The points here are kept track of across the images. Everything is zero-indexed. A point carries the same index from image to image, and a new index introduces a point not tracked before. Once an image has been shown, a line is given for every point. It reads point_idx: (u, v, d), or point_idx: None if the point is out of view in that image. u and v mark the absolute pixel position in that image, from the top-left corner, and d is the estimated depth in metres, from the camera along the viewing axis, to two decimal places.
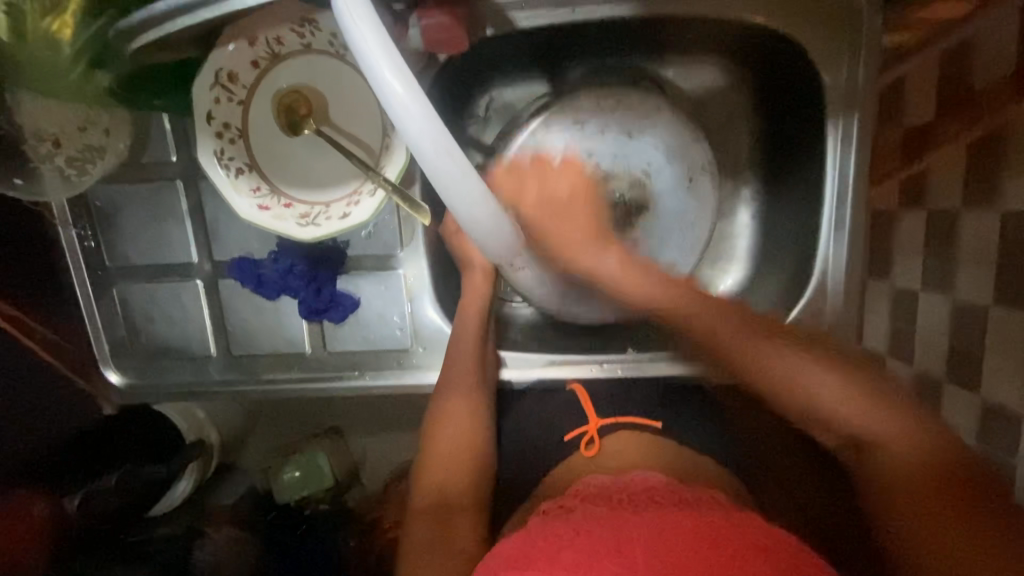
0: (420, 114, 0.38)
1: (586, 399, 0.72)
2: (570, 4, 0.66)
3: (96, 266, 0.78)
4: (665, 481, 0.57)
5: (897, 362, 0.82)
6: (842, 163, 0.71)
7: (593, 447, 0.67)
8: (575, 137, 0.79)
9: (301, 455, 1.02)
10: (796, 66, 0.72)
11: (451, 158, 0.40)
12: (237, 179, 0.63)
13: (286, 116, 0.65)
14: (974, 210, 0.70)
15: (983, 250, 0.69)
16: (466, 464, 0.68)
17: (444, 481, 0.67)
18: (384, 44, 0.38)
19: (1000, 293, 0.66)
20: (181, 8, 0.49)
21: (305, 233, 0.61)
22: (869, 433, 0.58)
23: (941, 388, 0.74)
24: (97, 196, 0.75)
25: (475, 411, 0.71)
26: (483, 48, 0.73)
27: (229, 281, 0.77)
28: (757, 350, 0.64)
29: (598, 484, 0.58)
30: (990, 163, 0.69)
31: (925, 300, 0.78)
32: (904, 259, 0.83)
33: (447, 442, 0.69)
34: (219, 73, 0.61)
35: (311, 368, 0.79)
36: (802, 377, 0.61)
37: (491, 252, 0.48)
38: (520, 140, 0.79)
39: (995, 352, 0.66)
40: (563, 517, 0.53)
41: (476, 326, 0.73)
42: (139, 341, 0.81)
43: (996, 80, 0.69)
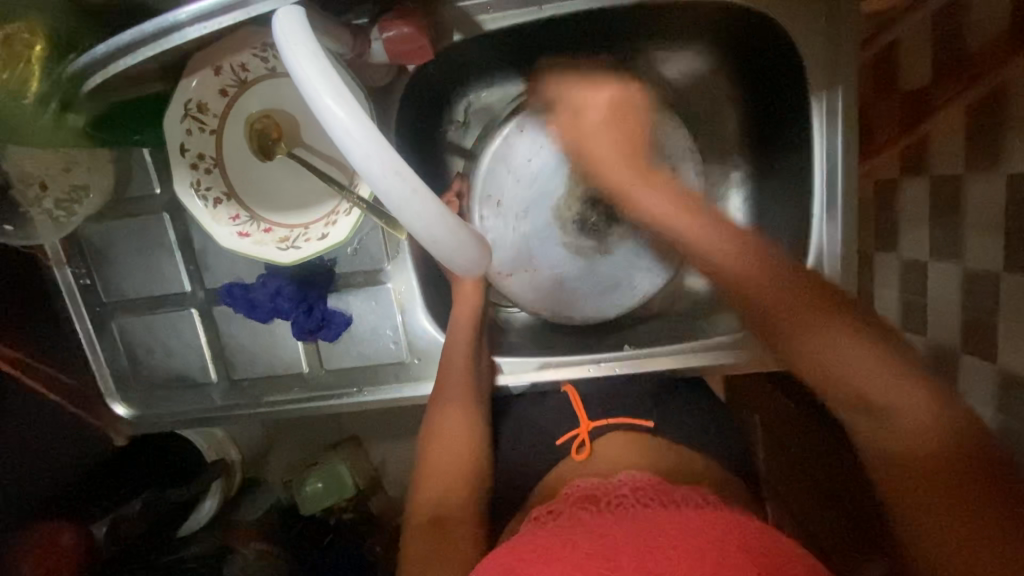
0: (363, 136, 0.37)
1: (576, 402, 0.72)
2: (537, 2, 0.65)
3: (94, 303, 0.80)
4: (651, 479, 0.56)
5: (912, 336, 0.79)
6: (830, 140, 0.68)
7: (584, 452, 0.67)
8: (552, 141, 0.81)
9: (321, 466, 1.01)
10: (777, 43, 0.69)
11: (401, 176, 0.38)
12: (217, 209, 0.63)
13: (258, 140, 0.65)
14: (979, 175, 0.68)
15: (991, 215, 0.66)
16: (465, 472, 0.68)
17: (447, 493, 0.66)
18: (321, 70, 0.37)
19: (1011, 258, 0.63)
20: (122, 49, 0.48)
21: (287, 256, 0.62)
22: (881, 393, 0.55)
23: (957, 360, 0.72)
24: (87, 234, 0.77)
25: (475, 418, 0.71)
26: (453, 55, 0.72)
27: (222, 307, 0.78)
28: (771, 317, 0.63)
29: (583, 487, 0.57)
30: (993, 124, 0.66)
31: (935, 270, 0.75)
32: (911, 230, 0.80)
33: (445, 453, 0.69)
34: (188, 105, 0.61)
35: (310, 387, 0.80)
36: (824, 346, 0.59)
37: (461, 265, 0.47)
38: (495, 146, 0.81)
39: (1009, 319, 0.64)
40: (550, 526, 0.52)
41: (466, 337, 0.73)
42: (142, 372, 0.83)
43: (993, 40, 0.67)
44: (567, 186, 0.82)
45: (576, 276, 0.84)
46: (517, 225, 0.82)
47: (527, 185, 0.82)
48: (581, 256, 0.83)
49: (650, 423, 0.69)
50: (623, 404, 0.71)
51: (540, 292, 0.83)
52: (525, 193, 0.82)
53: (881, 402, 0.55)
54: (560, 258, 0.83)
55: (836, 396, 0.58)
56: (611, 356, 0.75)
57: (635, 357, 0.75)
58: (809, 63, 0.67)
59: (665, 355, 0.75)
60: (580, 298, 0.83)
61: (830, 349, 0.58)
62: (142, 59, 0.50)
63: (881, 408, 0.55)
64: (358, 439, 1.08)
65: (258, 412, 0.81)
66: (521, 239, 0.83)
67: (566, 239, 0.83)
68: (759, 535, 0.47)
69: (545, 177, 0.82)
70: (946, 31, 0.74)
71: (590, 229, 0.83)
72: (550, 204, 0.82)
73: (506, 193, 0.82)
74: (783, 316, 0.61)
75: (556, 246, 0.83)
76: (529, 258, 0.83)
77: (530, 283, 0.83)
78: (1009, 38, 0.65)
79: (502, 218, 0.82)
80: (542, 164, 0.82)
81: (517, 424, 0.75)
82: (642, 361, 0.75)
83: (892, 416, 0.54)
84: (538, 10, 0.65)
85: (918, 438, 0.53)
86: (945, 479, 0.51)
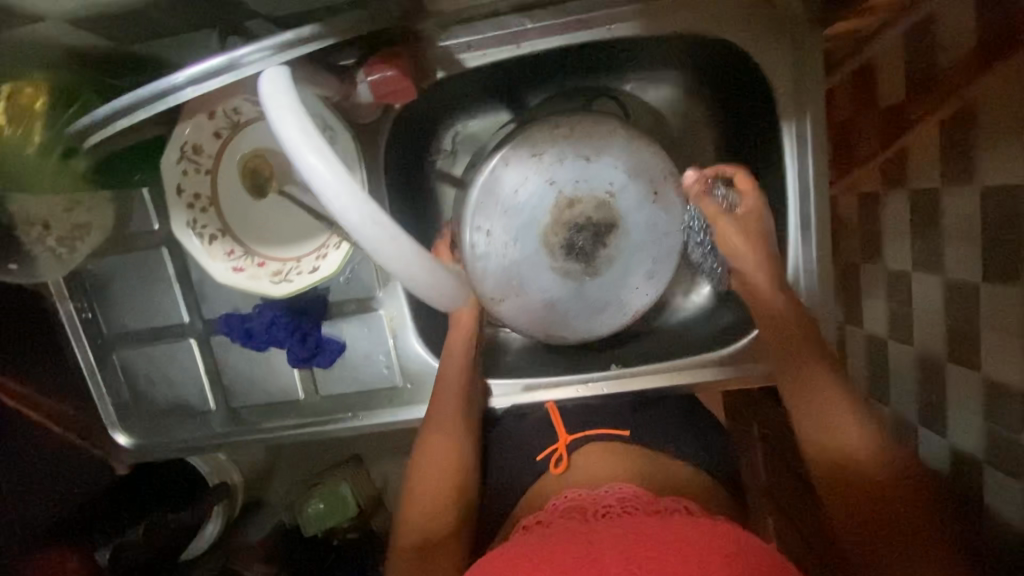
0: (342, 189, 0.40)
1: (556, 418, 0.74)
2: (516, 40, 0.68)
3: (95, 336, 0.82)
4: (637, 490, 0.58)
5: (900, 345, 0.80)
6: (801, 162, 0.71)
7: (562, 465, 0.68)
8: (534, 168, 0.77)
9: (323, 485, 1.01)
10: (747, 72, 0.72)
11: (379, 226, 0.41)
12: (212, 245, 0.66)
13: (251, 178, 0.68)
14: (955, 189, 0.69)
15: (967, 227, 0.67)
16: (448, 510, 0.68)
17: (430, 530, 0.67)
18: (303, 130, 0.40)
19: (988, 269, 0.64)
20: (117, 110, 0.50)
21: (280, 290, 0.65)
22: (848, 439, 0.62)
23: (943, 368, 0.72)
24: (89, 270, 0.79)
25: (460, 453, 0.72)
26: (439, 90, 0.75)
27: (219, 337, 0.80)
28: (789, 358, 0.67)
29: (572, 497, 0.59)
30: (964, 140, 0.68)
31: (918, 281, 0.76)
32: (893, 242, 0.81)
33: (429, 492, 0.69)
34: (183, 148, 0.64)
35: (306, 412, 0.82)
36: (819, 391, 0.64)
37: (440, 301, 0.50)
38: (480, 178, 0.77)
39: (988, 329, 0.65)
40: (537, 533, 0.54)
41: (461, 364, 0.74)
42: (144, 402, 0.85)
43: (959, 59, 0.68)
44: (553, 214, 0.78)
45: (566, 298, 0.82)
46: (503, 255, 0.79)
47: (511, 216, 0.78)
48: (570, 280, 0.80)
49: (628, 433, 0.71)
50: (608, 417, 0.73)
51: (530, 316, 0.81)
52: (509, 223, 0.78)
53: (849, 448, 0.62)
54: (549, 284, 0.80)
55: (811, 433, 0.64)
56: (597, 376, 0.79)
57: (617, 378, 0.78)
58: (778, 90, 0.70)
59: (647, 373, 0.78)
60: (570, 321, 0.82)
61: (816, 382, 0.65)
62: (136, 120, 0.52)
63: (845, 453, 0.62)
64: (360, 458, 1.09)
65: (256, 438, 0.83)
66: (509, 268, 0.79)
67: (553, 265, 0.80)
68: (734, 538, 0.49)
69: (528, 206, 0.78)
70: (916, 49, 0.76)
71: (578, 253, 0.80)
72: (536, 231, 0.79)
73: (490, 224, 0.78)
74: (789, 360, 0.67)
75: (545, 273, 0.80)
76: (517, 287, 0.80)
77: (521, 310, 0.81)
78: (971, 59, 0.66)
79: (487, 249, 0.78)
80: (527, 192, 0.77)
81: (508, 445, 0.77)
82: (624, 381, 0.78)
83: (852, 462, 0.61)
84: (518, 47, 0.69)
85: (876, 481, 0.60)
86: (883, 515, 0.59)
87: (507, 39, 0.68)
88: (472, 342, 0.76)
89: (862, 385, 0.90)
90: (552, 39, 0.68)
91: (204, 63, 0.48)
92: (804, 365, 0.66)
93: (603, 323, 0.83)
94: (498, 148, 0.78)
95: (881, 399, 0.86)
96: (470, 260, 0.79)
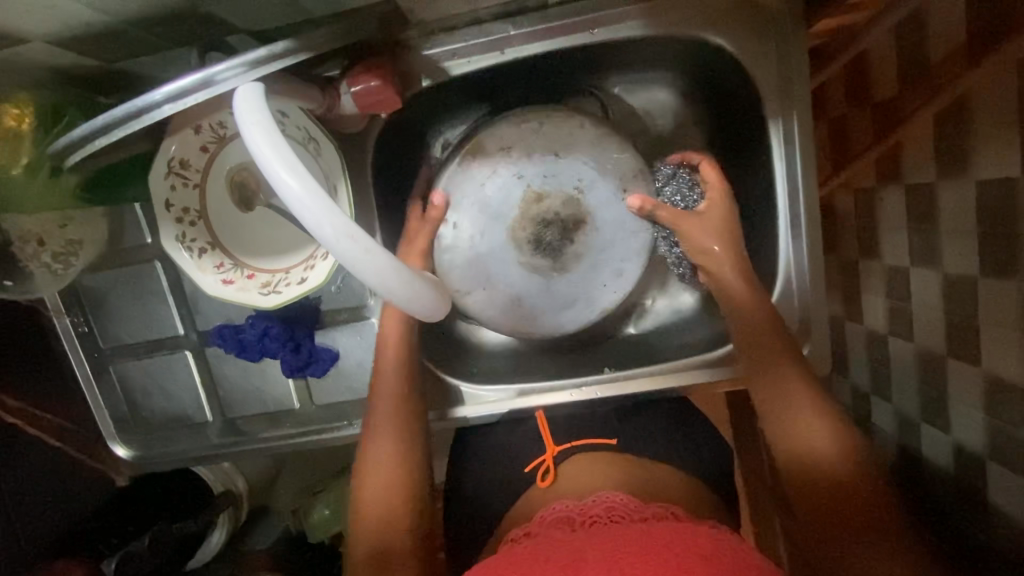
0: (315, 205, 0.41)
1: (545, 427, 0.76)
2: (498, 47, 0.68)
3: (92, 350, 0.83)
4: (623, 498, 0.58)
5: (900, 341, 0.79)
6: (789, 161, 0.71)
7: (548, 478, 0.70)
8: (504, 162, 0.80)
9: (330, 492, 1.04)
10: (732, 71, 0.72)
11: (353, 239, 0.43)
12: (202, 258, 0.67)
13: (238, 191, 0.69)
14: (950, 181, 0.68)
15: (964, 220, 0.66)
16: (392, 511, 0.66)
17: (376, 528, 0.65)
18: (278, 150, 0.42)
19: (987, 262, 0.63)
20: (97, 130, 0.51)
21: (269, 301, 0.65)
22: (816, 439, 0.61)
23: (945, 364, 0.71)
24: (83, 284, 0.80)
25: (406, 450, 0.70)
26: (428, 98, 0.75)
27: (214, 348, 0.81)
28: (767, 364, 0.66)
29: (557, 508, 0.59)
30: (960, 134, 0.67)
31: (916, 276, 0.75)
32: (891, 237, 0.80)
33: (376, 489, 0.67)
34: (171, 163, 0.64)
35: (302, 422, 0.82)
36: (791, 392, 0.64)
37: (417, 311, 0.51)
38: (450, 170, 0.80)
39: (989, 323, 0.64)
40: (524, 544, 0.55)
41: (398, 366, 0.72)
42: (141, 415, 0.85)
43: (951, 51, 0.67)
44: (521, 209, 0.80)
45: (533, 294, 0.83)
46: (472, 249, 0.81)
47: (482, 209, 0.80)
48: (536, 275, 0.83)
49: (614, 441, 0.73)
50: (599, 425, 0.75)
51: (498, 309, 0.83)
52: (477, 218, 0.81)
53: (817, 449, 0.61)
54: (517, 278, 0.82)
55: (783, 437, 0.63)
56: (591, 380, 0.76)
57: (612, 380, 0.76)
58: (763, 89, 0.70)
59: (642, 376, 0.75)
60: (540, 317, 0.83)
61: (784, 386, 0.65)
62: (115, 139, 0.52)
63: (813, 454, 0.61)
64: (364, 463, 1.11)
65: (253, 448, 0.83)
66: (476, 262, 0.81)
67: (521, 260, 0.82)
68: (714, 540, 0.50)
69: (497, 202, 0.80)
70: (908, 42, 0.75)
71: (545, 248, 0.82)
72: (505, 225, 0.81)
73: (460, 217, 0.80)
74: (765, 366, 0.66)
75: (512, 267, 0.82)
76: (486, 280, 0.82)
77: (491, 304, 0.83)
78: (961, 51, 0.66)
79: (455, 242, 0.81)
80: (495, 186, 0.80)
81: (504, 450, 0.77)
82: (619, 384, 0.75)
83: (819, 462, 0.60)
84: (501, 53, 0.69)
85: (843, 478, 0.59)
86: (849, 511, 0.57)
87: (491, 45, 0.68)
88: (406, 340, 0.73)
89: (864, 382, 0.89)
90: (533, 44, 0.68)
91: (179, 81, 0.49)
92: (775, 373, 0.66)
93: (575, 318, 0.84)
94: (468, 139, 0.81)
95: (883, 395, 0.85)
96: (439, 251, 0.80)
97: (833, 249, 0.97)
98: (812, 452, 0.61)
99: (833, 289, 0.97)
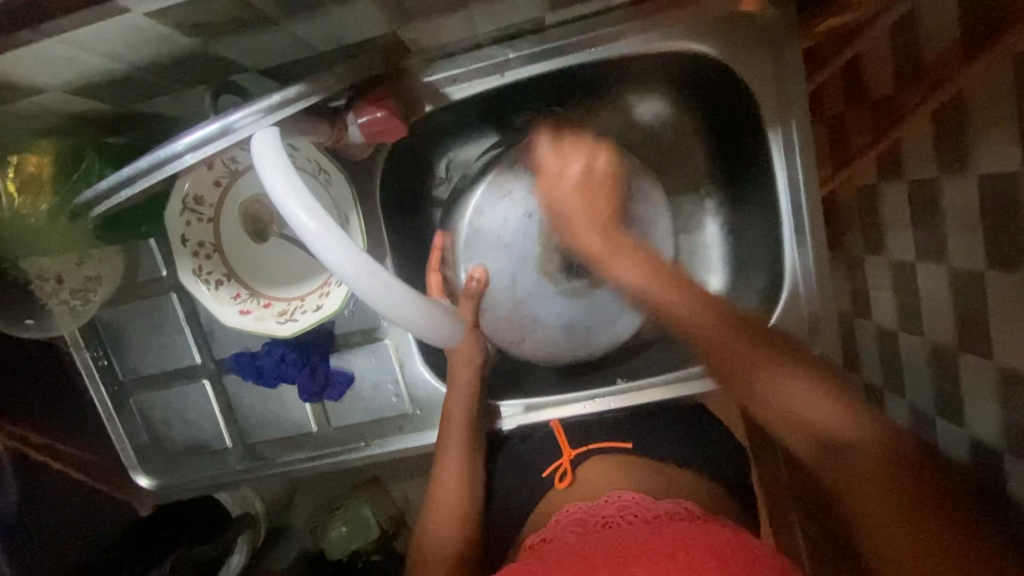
0: (335, 242, 0.44)
1: (560, 433, 0.77)
2: (498, 70, 0.70)
3: (113, 382, 0.84)
4: (638, 497, 0.59)
5: (911, 336, 0.80)
6: (789, 167, 0.72)
7: (566, 479, 0.71)
8: (509, 204, 0.87)
9: (346, 510, 1.07)
10: (728, 82, 0.73)
11: (372, 276, 0.45)
12: (219, 290, 0.68)
13: (252, 224, 0.71)
14: (953, 177, 0.69)
15: (968, 214, 0.67)
16: (463, 507, 0.73)
17: (451, 508, 0.73)
18: (297, 192, 0.45)
19: (993, 255, 0.63)
20: (119, 182, 0.53)
21: (286, 329, 0.67)
22: (815, 413, 0.60)
23: (957, 358, 0.71)
24: (102, 320, 0.82)
25: (472, 455, 0.75)
26: (429, 121, 0.76)
27: (231, 375, 0.82)
28: (746, 359, 0.63)
29: (574, 510, 0.60)
30: (958, 132, 0.67)
31: (924, 271, 0.75)
32: (896, 233, 0.81)
33: (450, 488, 0.73)
34: (185, 200, 0.66)
35: (320, 444, 0.83)
36: (766, 376, 0.62)
37: (435, 338, 0.53)
38: (464, 231, 0.88)
39: (998, 315, 0.64)
40: (539, 553, 0.56)
41: (467, 388, 0.75)
42: (162, 444, 0.87)
43: (944, 53, 0.68)
44: (540, 242, 0.87)
45: (582, 315, 0.87)
46: (511, 287, 0.87)
47: (507, 252, 0.87)
48: (578, 297, 0.87)
49: (630, 445, 0.73)
50: (612, 431, 0.76)
51: (554, 342, 0.87)
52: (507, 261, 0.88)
53: (824, 423, 0.59)
54: (561, 307, 0.87)
55: (777, 418, 0.63)
56: (605, 392, 0.78)
57: (625, 392, 0.78)
58: (759, 97, 0.71)
59: (653, 387, 0.77)
60: (589, 334, 0.86)
61: (760, 376, 0.63)
62: (138, 189, 0.54)
63: (815, 424, 0.60)
64: (381, 479, 1.13)
65: (273, 472, 0.84)
66: (518, 300, 0.87)
67: (558, 288, 0.87)
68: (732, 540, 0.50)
69: (517, 244, 0.87)
70: (902, 41, 0.76)
71: (577, 269, 0.87)
72: (532, 262, 0.87)
73: (487, 266, 0.87)
74: (738, 365, 0.63)
75: (553, 297, 0.87)
76: (533, 318, 0.87)
77: (545, 338, 0.87)
78: (957, 50, 0.66)
79: (496, 290, 0.87)
80: (510, 230, 0.87)
81: (520, 465, 0.77)
82: (632, 395, 0.78)
83: (828, 433, 0.59)
84: (501, 77, 0.70)
85: (852, 438, 0.58)
86: (876, 472, 0.56)
87: (490, 69, 0.70)
88: (477, 363, 0.76)
89: (876, 378, 0.89)
90: (530, 66, 0.70)
91: (199, 131, 0.50)
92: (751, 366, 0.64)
93: (628, 322, 0.86)
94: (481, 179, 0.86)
95: (896, 390, 0.85)
96: (488, 306, 0.87)
97: (838, 247, 0.97)
98: (810, 421, 0.60)
99: (839, 286, 0.98)
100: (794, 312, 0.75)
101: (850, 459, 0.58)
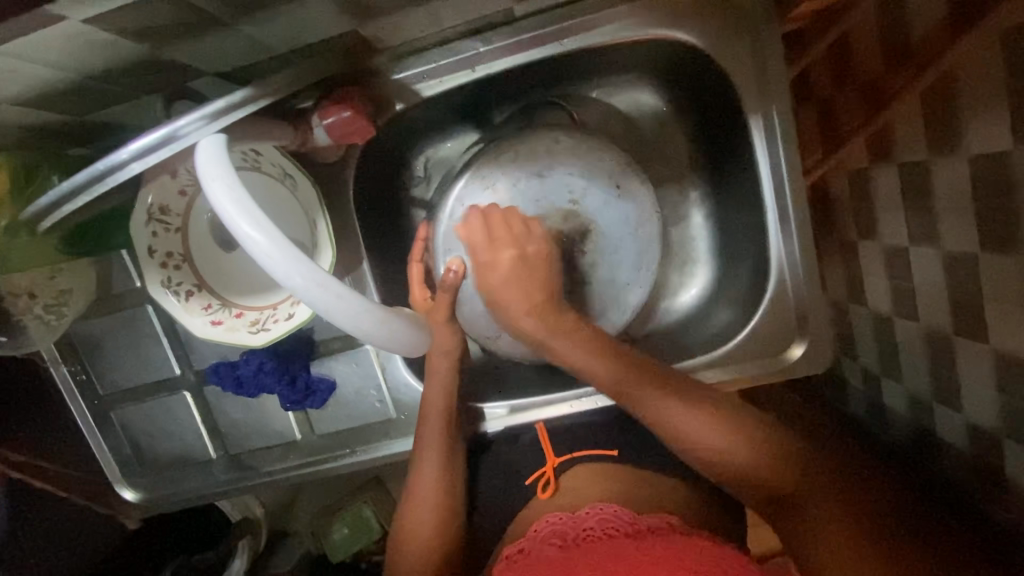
0: (284, 257, 0.43)
1: (545, 438, 0.75)
2: (469, 64, 0.67)
3: (92, 397, 0.83)
4: (616, 509, 0.58)
5: (906, 322, 0.78)
6: (772, 155, 0.70)
7: (549, 489, 0.71)
8: (491, 196, 0.78)
9: (347, 511, 1.05)
10: (707, 70, 0.71)
11: (324, 288, 0.45)
12: (189, 301, 0.67)
13: (220, 233, 0.69)
14: (942, 159, 0.67)
15: (959, 197, 0.64)
16: (440, 524, 0.71)
17: (426, 526, 0.71)
18: (242, 207, 0.44)
19: (987, 237, 0.61)
20: (65, 195, 0.51)
21: (259, 339, 0.66)
22: (726, 452, 0.63)
23: (953, 343, 0.69)
24: (77, 334, 0.80)
25: (451, 462, 0.73)
26: (403, 120, 0.74)
27: (212, 386, 0.81)
28: (659, 404, 0.65)
29: (554, 521, 0.59)
30: (947, 111, 0.65)
31: (916, 255, 0.73)
32: (887, 216, 0.79)
33: (427, 505, 0.71)
34: (150, 210, 0.64)
35: (306, 452, 0.82)
36: (663, 418, 0.65)
37: (396, 346, 0.53)
38: (439, 228, 0.79)
39: (993, 299, 0.62)
40: (522, 564, 0.55)
41: (442, 403, 0.72)
42: (147, 458, 0.85)
43: (932, 31, 0.65)
44: None
45: None
46: None
47: None
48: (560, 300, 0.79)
49: (616, 452, 0.73)
50: (599, 433, 0.75)
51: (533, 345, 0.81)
52: None
53: (741, 466, 0.63)
54: None
55: (687, 454, 0.65)
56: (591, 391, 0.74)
57: None
58: (739, 84, 0.69)
59: None
60: None
61: (674, 424, 0.64)
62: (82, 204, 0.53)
63: (724, 464, 0.63)
64: (380, 479, 1.12)
65: (260, 482, 0.83)
66: None
67: None
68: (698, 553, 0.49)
69: None
70: (890, 21, 0.73)
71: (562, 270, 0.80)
72: None
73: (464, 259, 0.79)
74: (637, 397, 0.66)
75: None
76: None
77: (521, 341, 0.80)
78: (943, 28, 0.63)
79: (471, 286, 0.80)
80: None
81: None
82: None
83: (734, 470, 0.63)
84: (472, 71, 0.68)
85: (776, 479, 0.62)
86: (817, 504, 0.61)
87: (460, 63, 0.67)
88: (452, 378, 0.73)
89: (873, 363, 0.87)
90: (500, 59, 0.67)
91: (142, 139, 0.49)
92: (659, 410, 0.65)
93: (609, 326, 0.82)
94: (461, 173, 0.79)
95: (893, 376, 0.83)
96: (466, 305, 0.80)
97: (830, 232, 0.95)
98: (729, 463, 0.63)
99: (833, 272, 0.96)
100: (782, 301, 0.73)
101: (791, 500, 0.62)
